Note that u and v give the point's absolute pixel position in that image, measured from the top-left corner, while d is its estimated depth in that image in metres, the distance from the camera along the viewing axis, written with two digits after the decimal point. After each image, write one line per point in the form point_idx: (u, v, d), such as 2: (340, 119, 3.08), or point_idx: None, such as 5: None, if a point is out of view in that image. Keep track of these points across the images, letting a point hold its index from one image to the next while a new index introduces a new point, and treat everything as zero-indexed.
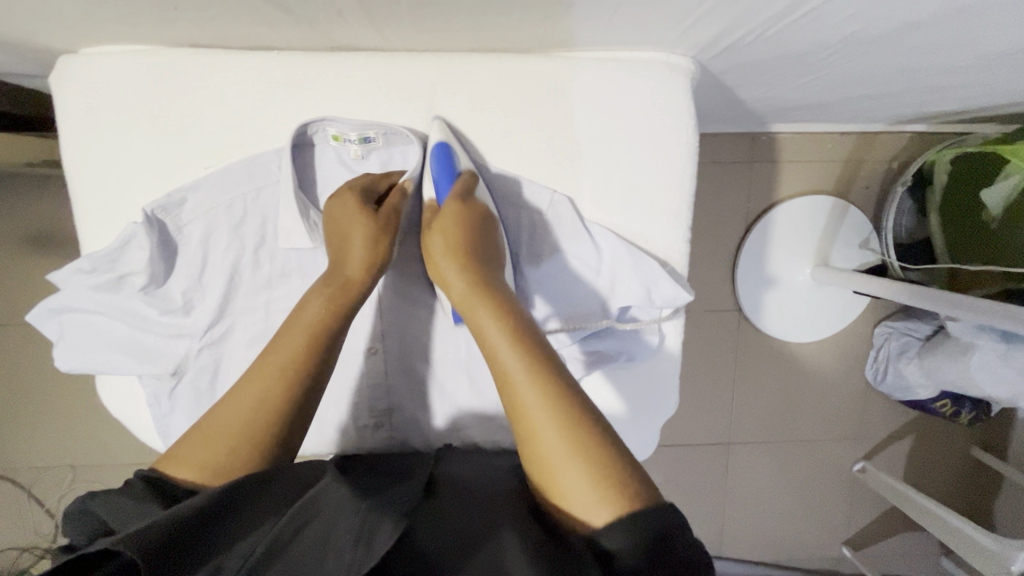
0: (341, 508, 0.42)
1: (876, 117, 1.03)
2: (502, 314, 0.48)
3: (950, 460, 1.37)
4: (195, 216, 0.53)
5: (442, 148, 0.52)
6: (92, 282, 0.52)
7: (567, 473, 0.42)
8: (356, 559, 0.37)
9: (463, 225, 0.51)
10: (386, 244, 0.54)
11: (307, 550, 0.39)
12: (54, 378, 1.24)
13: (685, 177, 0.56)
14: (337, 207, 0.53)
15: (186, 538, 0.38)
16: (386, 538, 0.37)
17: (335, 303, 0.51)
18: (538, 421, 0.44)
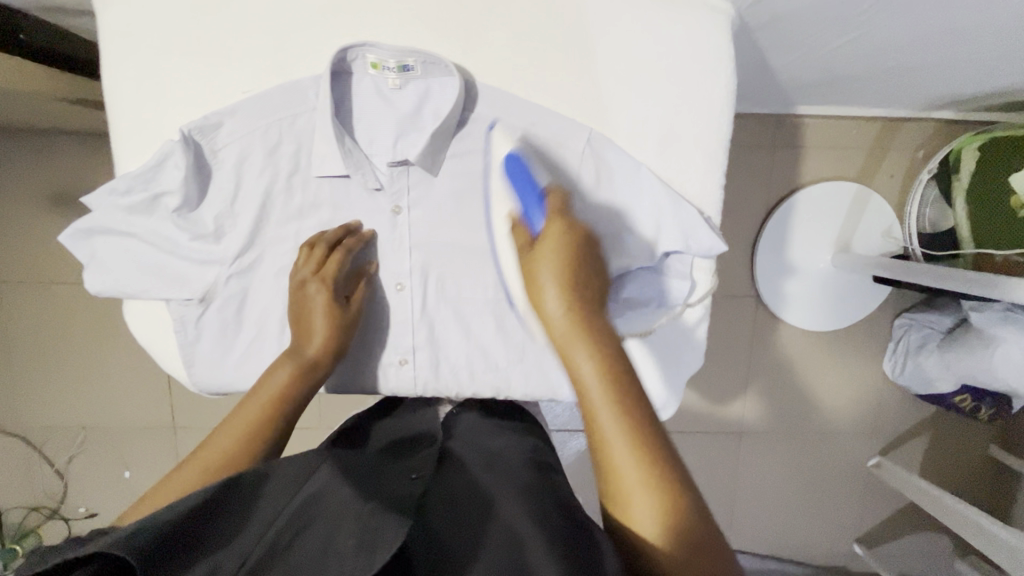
0: (344, 505, 0.42)
1: (904, 97, 1.02)
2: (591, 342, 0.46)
3: (969, 459, 1.34)
4: (231, 140, 0.53)
5: (517, 158, 0.53)
6: (125, 203, 0.52)
7: (640, 516, 0.42)
8: (361, 565, 0.37)
9: (567, 248, 0.49)
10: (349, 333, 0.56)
11: (313, 551, 0.39)
12: (70, 337, 1.24)
13: (722, 121, 0.55)
14: (304, 291, 0.54)
15: (182, 539, 0.39)
16: (387, 546, 0.38)
17: (294, 384, 0.53)
18: (619, 462, 0.43)
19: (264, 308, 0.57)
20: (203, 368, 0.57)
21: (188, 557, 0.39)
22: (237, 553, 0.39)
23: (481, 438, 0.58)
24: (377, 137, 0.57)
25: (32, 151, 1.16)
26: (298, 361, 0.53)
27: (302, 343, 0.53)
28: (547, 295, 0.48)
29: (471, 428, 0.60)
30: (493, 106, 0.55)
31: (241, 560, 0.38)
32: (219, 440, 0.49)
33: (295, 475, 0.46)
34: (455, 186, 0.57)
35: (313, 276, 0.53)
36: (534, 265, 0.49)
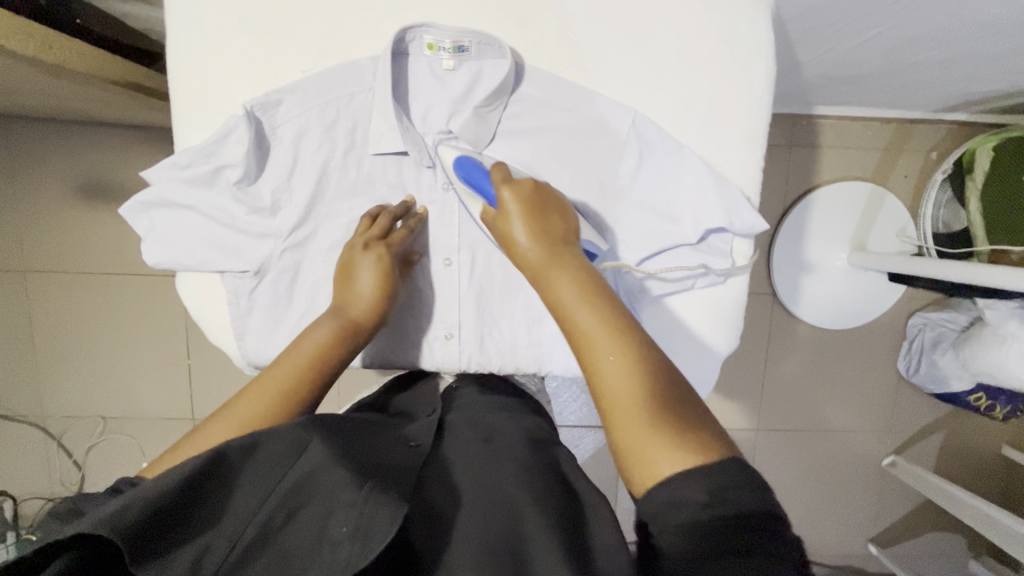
0: (338, 485, 0.42)
1: (921, 97, 1.05)
2: (574, 281, 0.47)
3: (982, 458, 1.35)
4: (290, 116, 0.55)
5: (465, 163, 0.55)
6: (186, 175, 0.54)
7: (635, 431, 0.41)
8: (351, 556, 0.37)
9: (530, 204, 0.50)
10: (392, 305, 0.56)
11: (304, 536, 0.40)
12: (93, 327, 1.25)
13: (764, 106, 0.57)
14: (357, 253, 0.55)
15: (171, 517, 0.38)
16: (380, 535, 0.38)
17: (336, 346, 0.52)
18: (609, 377, 0.43)
19: (315, 282, 0.58)
20: (253, 339, 0.59)
21: (180, 534, 0.38)
22: (228, 534, 0.39)
23: (480, 415, 0.56)
24: (430, 116, 0.59)
25: (63, 141, 1.18)
26: (342, 321, 0.53)
27: (348, 305, 0.54)
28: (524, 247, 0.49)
29: (471, 405, 0.58)
30: (542, 88, 0.57)
31: (230, 542, 0.38)
32: (254, 393, 0.48)
33: (285, 443, 0.44)
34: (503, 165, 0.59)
35: (375, 239, 0.55)
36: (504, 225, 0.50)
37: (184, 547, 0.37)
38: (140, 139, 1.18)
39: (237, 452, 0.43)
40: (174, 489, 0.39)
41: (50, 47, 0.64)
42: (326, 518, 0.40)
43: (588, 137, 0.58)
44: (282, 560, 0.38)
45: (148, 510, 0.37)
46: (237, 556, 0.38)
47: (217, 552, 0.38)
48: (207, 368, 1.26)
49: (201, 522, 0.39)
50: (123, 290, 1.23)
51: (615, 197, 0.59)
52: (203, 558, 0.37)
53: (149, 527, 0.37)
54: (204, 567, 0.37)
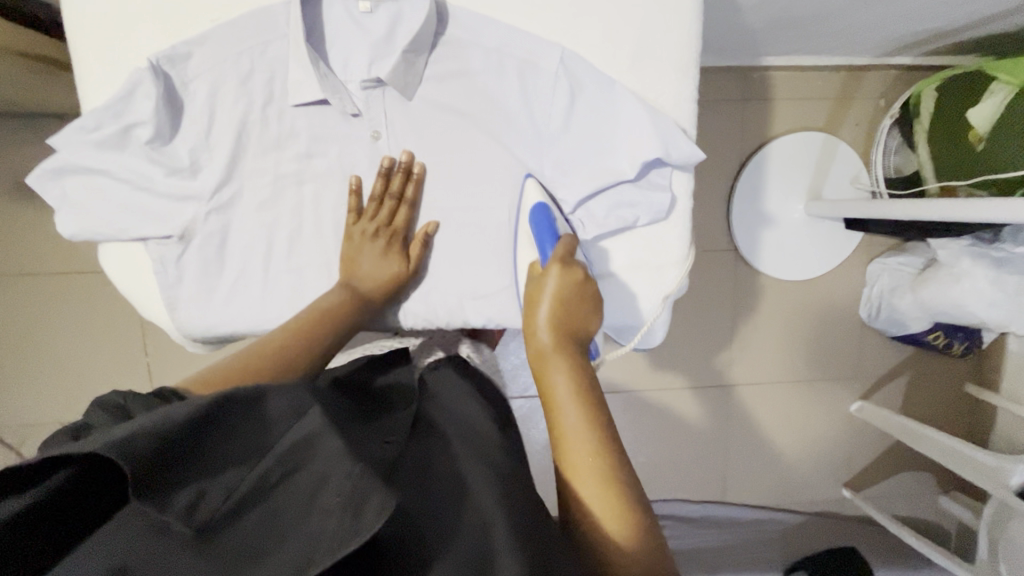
0: (333, 455, 0.39)
1: (864, 39, 1.05)
2: (579, 381, 0.49)
3: (944, 397, 1.40)
4: (201, 71, 0.54)
5: (542, 210, 0.56)
6: (95, 138, 0.53)
7: (601, 537, 0.42)
8: (341, 528, 0.35)
9: (563, 294, 0.53)
10: (402, 280, 0.61)
11: (297, 501, 0.38)
12: (42, 329, 1.20)
13: (694, 34, 0.55)
14: (367, 239, 0.59)
15: (175, 455, 0.37)
16: (374, 515, 0.35)
17: (347, 307, 0.57)
18: (587, 480, 0.44)
19: (244, 245, 0.58)
20: (185, 308, 0.59)
21: (180, 475, 0.37)
22: (224, 486, 0.38)
23: (464, 412, 0.55)
24: (351, 61, 0.57)
25: None
26: (353, 295, 0.58)
27: (358, 282, 0.59)
28: (542, 333, 0.51)
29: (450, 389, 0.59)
30: (465, 28, 0.55)
31: (227, 495, 0.38)
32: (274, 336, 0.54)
33: (290, 401, 0.42)
34: (434, 113, 0.57)
35: (382, 227, 0.58)
36: (533, 301, 0.53)
37: (181, 488, 0.36)
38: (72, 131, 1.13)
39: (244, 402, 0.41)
40: (180, 426, 0.37)
41: None
42: (318, 484, 0.38)
43: (516, 77, 0.56)
44: (271, 520, 0.37)
45: (157, 442, 0.36)
46: (230, 510, 0.37)
47: (212, 501, 0.37)
48: (165, 363, 1.22)
49: (201, 465, 0.38)
50: (71, 289, 1.18)
51: (548, 139, 0.58)
52: (199, 502, 0.37)
53: (156, 458, 0.36)
54: (197, 515, 0.36)
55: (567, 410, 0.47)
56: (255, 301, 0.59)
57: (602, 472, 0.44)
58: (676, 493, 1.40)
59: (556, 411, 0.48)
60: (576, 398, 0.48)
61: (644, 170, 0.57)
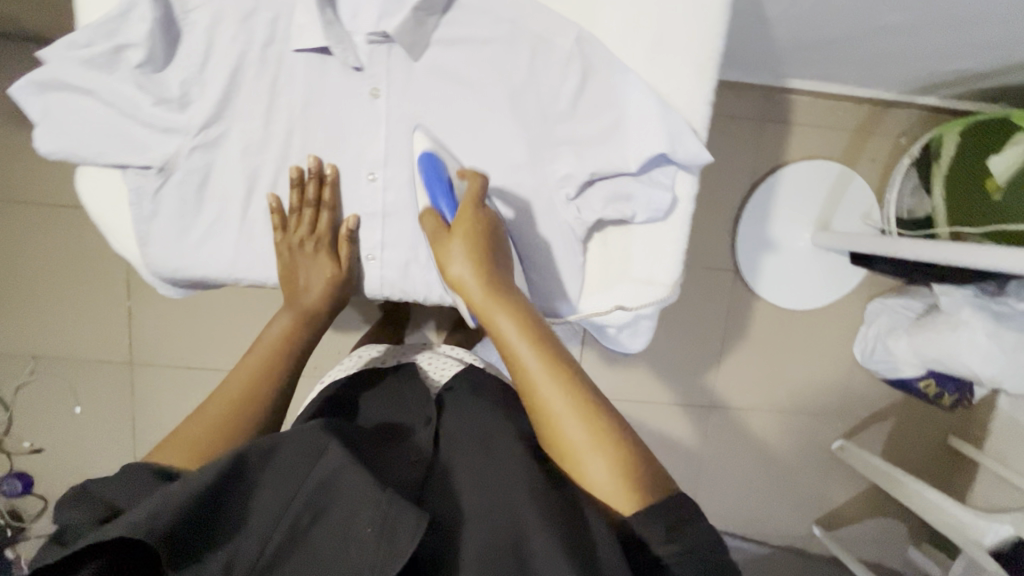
0: (355, 486, 0.48)
1: (892, 72, 1.03)
2: (526, 333, 0.54)
3: (925, 446, 1.37)
4: (201, 1, 0.53)
5: (430, 157, 0.55)
6: (84, 56, 0.52)
7: (586, 459, 0.52)
8: (380, 552, 0.45)
9: (480, 238, 0.55)
10: (342, 291, 0.66)
11: (328, 535, 0.47)
12: (25, 260, 1.18)
13: (715, 33, 0.54)
14: (296, 254, 0.61)
15: (203, 524, 0.45)
16: (406, 538, 0.45)
17: (294, 331, 0.66)
18: (563, 417, 0.52)
19: (226, 188, 0.58)
20: (157, 241, 0.58)
21: (211, 539, 0.46)
22: (258, 537, 0.46)
23: (477, 420, 0.61)
24: (360, 12, 0.54)
25: None
26: (298, 314, 0.66)
27: (299, 297, 0.64)
28: (473, 284, 0.54)
29: (462, 401, 0.65)
30: None
31: (262, 543, 0.46)
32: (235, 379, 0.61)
33: (307, 445, 0.50)
34: (438, 79, 0.55)
35: (308, 235, 0.60)
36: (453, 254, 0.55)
37: (217, 550, 0.45)
38: None
39: (259, 456, 0.49)
40: (196, 499, 0.45)
41: None
42: (349, 516, 0.47)
43: (528, 51, 0.54)
44: (312, 556, 0.46)
45: (183, 517, 0.44)
46: (273, 553, 0.46)
47: (249, 553, 0.45)
48: (146, 310, 1.20)
49: (228, 526, 0.46)
50: (60, 222, 1.17)
51: (553, 122, 0.55)
52: (236, 559, 0.45)
53: (183, 531, 0.44)
54: (238, 568, 0.45)
55: (524, 359, 0.53)
56: (232, 244, 0.60)
57: (572, 411, 0.52)
58: None
59: (517, 362, 0.54)
60: (530, 345, 0.53)
61: (650, 164, 0.55)
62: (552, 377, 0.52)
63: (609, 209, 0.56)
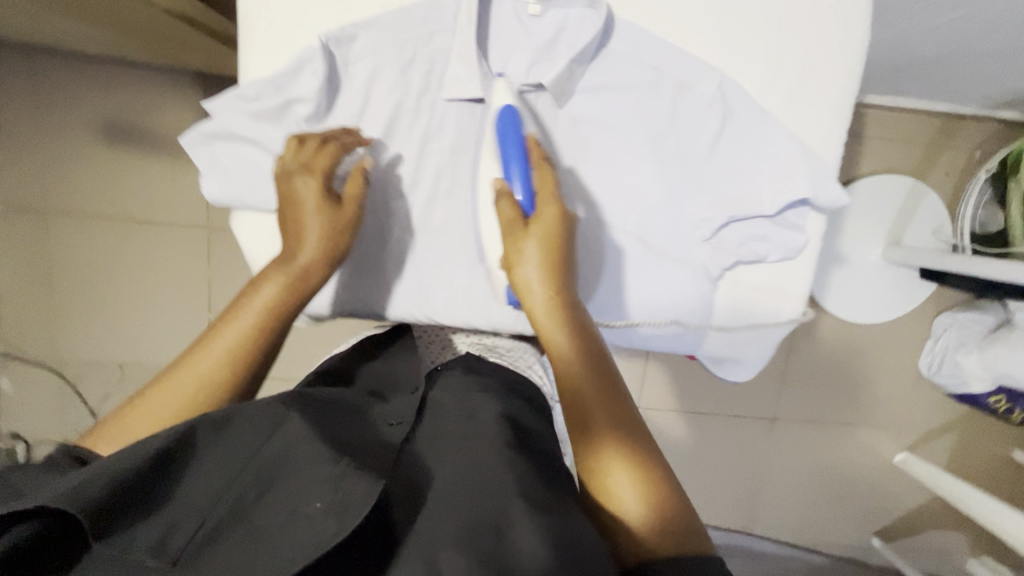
0: (315, 457, 0.41)
1: (977, 88, 1.02)
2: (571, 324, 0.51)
3: (990, 460, 1.36)
4: (363, 54, 0.59)
5: (510, 111, 0.55)
6: (253, 109, 0.59)
7: (614, 471, 0.43)
8: (326, 532, 0.36)
9: (550, 230, 0.52)
10: (340, 238, 0.57)
11: (273, 515, 0.38)
12: (111, 274, 1.22)
13: (850, 79, 0.55)
14: (290, 183, 0.56)
15: (133, 497, 0.37)
16: (359, 509, 0.37)
17: (285, 296, 0.54)
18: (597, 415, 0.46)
19: (375, 232, 0.64)
20: (313, 277, 0.64)
21: (137, 513, 0.37)
22: (195, 514, 0.38)
23: (462, 388, 0.55)
24: (511, 62, 0.58)
25: (91, 78, 1.15)
26: (286, 267, 0.55)
27: (291, 250, 0.55)
28: (530, 270, 0.52)
29: (458, 387, 0.56)
30: (629, 43, 0.55)
31: (199, 520, 0.38)
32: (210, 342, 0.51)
33: (262, 417, 0.44)
34: (578, 125, 0.57)
35: (299, 167, 0.56)
36: (516, 240, 0.53)
37: (146, 526, 0.37)
38: (170, 82, 1.15)
39: (211, 424, 0.43)
40: (138, 465, 0.38)
41: None
42: (299, 494, 0.39)
43: (669, 97, 0.56)
44: (250, 536, 0.37)
45: (111, 485, 0.36)
46: (205, 536, 0.37)
47: (184, 531, 0.37)
48: None
49: (160, 501, 0.38)
50: (146, 238, 1.21)
51: (689, 165, 0.57)
52: (169, 536, 0.37)
53: (111, 502, 0.36)
54: (167, 548, 0.36)
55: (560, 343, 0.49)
56: (380, 280, 0.65)
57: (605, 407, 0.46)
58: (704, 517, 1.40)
59: (557, 353, 0.50)
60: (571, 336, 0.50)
61: (794, 207, 0.55)
62: (589, 365, 0.48)
63: (745, 249, 0.57)
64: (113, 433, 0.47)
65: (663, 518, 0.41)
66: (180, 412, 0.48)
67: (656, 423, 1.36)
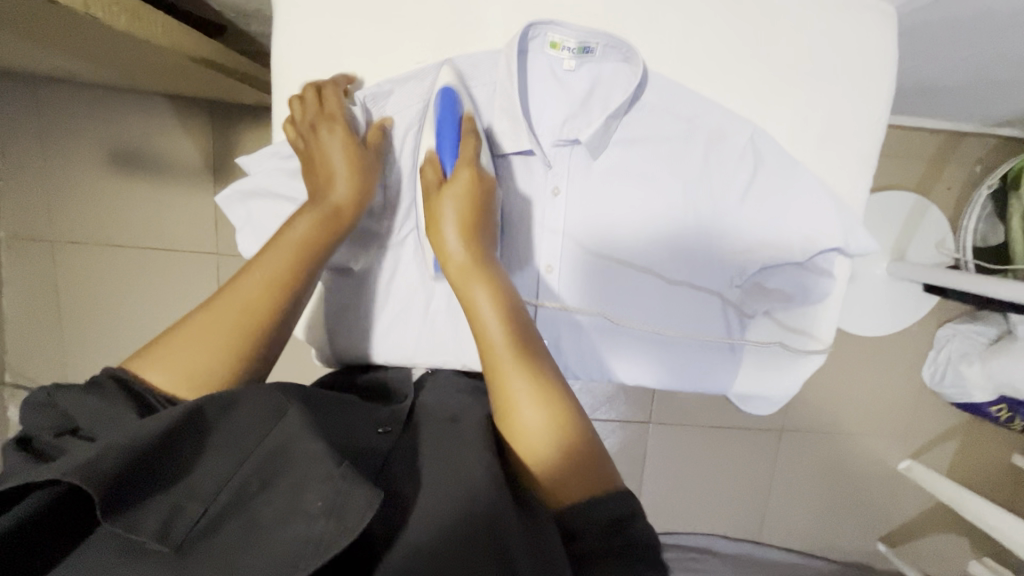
0: (314, 454, 0.39)
1: (983, 109, 1.04)
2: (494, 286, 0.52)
3: (992, 466, 1.39)
4: (396, 109, 0.60)
5: (448, 95, 0.57)
6: (288, 166, 0.61)
7: (525, 417, 0.46)
8: (327, 533, 0.35)
9: (468, 196, 0.55)
10: (369, 179, 0.57)
11: (272, 507, 0.37)
12: (118, 301, 1.20)
13: (880, 126, 0.57)
14: (317, 128, 0.57)
15: (140, 477, 0.36)
16: (359, 515, 0.35)
17: (319, 232, 0.54)
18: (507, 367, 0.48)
19: (409, 286, 0.64)
20: (345, 332, 0.64)
21: (141, 495, 0.36)
22: (197, 501, 0.37)
23: (457, 393, 0.55)
24: (548, 116, 0.62)
25: (93, 104, 1.13)
26: (322, 210, 0.55)
27: (324, 192, 0.56)
28: (451, 241, 0.54)
29: (445, 384, 0.58)
30: (661, 94, 0.58)
31: (201, 508, 0.37)
32: (248, 277, 0.51)
33: (261, 407, 0.43)
34: (613, 174, 0.61)
35: (322, 114, 0.56)
36: (438, 215, 0.54)
37: (148, 507, 0.36)
38: (177, 108, 1.13)
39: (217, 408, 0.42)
40: (147, 445, 0.38)
41: (139, 21, 0.61)
42: (298, 492, 0.37)
43: (701, 147, 0.58)
44: (249, 530, 0.36)
45: (122, 464, 0.36)
46: (205, 525, 0.36)
47: (185, 517, 0.36)
48: None
49: (162, 485, 0.37)
50: (154, 264, 1.19)
51: (722, 211, 0.58)
52: (170, 523, 0.36)
53: (118, 482, 0.35)
54: (168, 533, 0.35)
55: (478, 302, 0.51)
56: (413, 333, 0.64)
57: (516, 358, 0.48)
58: (716, 528, 1.42)
59: (476, 315, 0.51)
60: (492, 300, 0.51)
61: (822, 253, 0.57)
62: (502, 322, 0.50)
63: (770, 290, 0.60)
64: (150, 359, 0.46)
65: (566, 457, 0.44)
66: (230, 343, 0.48)
67: (667, 436, 1.38)
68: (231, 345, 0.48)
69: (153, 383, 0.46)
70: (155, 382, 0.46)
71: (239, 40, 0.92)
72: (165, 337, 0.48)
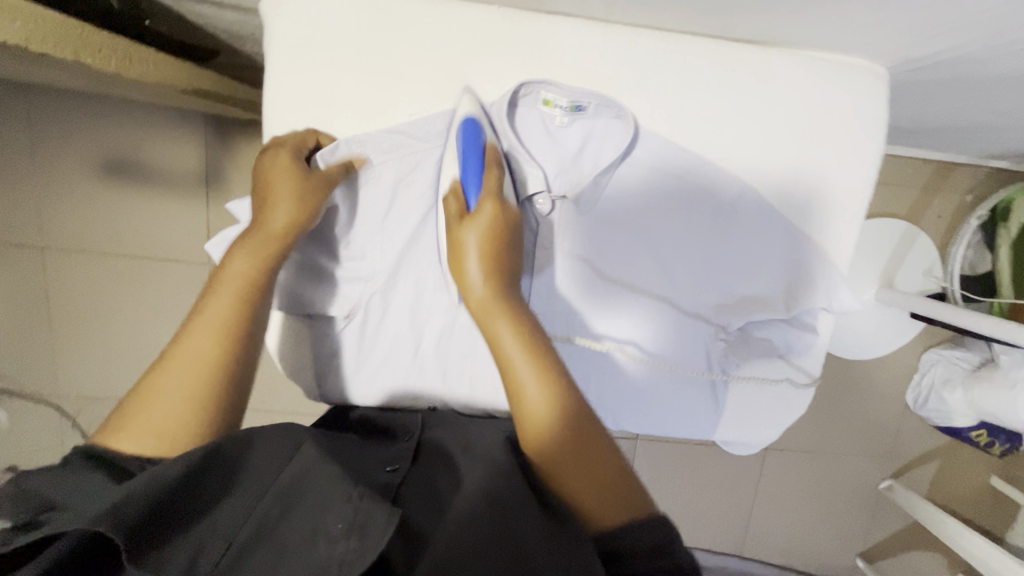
0: (330, 478, 0.40)
1: (973, 144, 1.05)
2: (518, 324, 0.53)
3: (970, 487, 1.42)
4: (388, 159, 0.61)
5: (471, 123, 0.56)
6: None
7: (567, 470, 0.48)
8: (349, 553, 0.36)
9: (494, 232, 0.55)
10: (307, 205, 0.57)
11: (295, 536, 0.38)
12: (109, 309, 1.20)
13: (864, 183, 0.60)
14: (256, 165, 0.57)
15: (164, 520, 0.37)
16: (378, 533, 0.36)
17: (261, 265, 0.54)
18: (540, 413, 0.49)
19: (400, 333, 0.65)
20: (334, 372, 0.65)
21: (168, 537, 0.37)
22: (221, 537, 0.38)
23: (464, 428, 0.57)
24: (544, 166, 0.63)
25: (86, 113, 1.12)
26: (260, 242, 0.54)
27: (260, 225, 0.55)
28: (477, 284, 0.53)
29: (450, 418, 0.60)
30: (653, 152, 0.60)
31: (225, 545, 0.38)
32: (195, 323, 0.51)
33: (280, 441, 0.44)
34: (611, 228, 0.63)
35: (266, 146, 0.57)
36: (465, 249, 0.54)
37: (175, 547, 0.37)
38: (170, 119, 1.13)
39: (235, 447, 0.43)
40: (169, 488, 0.38)
41: (130, 58, 0.61)
42: (319, 518, 0.38)
43: (696, 203, 0.61)
44: (274, 560, 0.37)
45: (145, 509, 0.37)
46: (231, 558, 0.37)
47: (211, 554, 0.37)
48: None
49: (185, 524, 0.38)
50: (145, 274, 1.18)
51: (713, 265, 0.62)
52: (198, 560, 0.37)
53: (144, 526, 0.36)
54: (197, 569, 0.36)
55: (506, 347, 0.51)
56: (403, 373, 0.65)
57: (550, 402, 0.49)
58: (698, 541, 1.44)
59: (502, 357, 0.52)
60: (518, 342, 0.51)
61: (809, 312, 0.63)
62: (528, 358, 0.51)
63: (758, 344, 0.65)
64: (119, 430, 0.47)
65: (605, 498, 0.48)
66: (192, 396, 0.48)
67: (654, 452, 1.39)
68: (193, 398, 0.49)
69: (129, 450, 0.46)
70: (129, 451, 0.46)
71: (234, 58, 0.92)
72: (128, 406, 0.48)
